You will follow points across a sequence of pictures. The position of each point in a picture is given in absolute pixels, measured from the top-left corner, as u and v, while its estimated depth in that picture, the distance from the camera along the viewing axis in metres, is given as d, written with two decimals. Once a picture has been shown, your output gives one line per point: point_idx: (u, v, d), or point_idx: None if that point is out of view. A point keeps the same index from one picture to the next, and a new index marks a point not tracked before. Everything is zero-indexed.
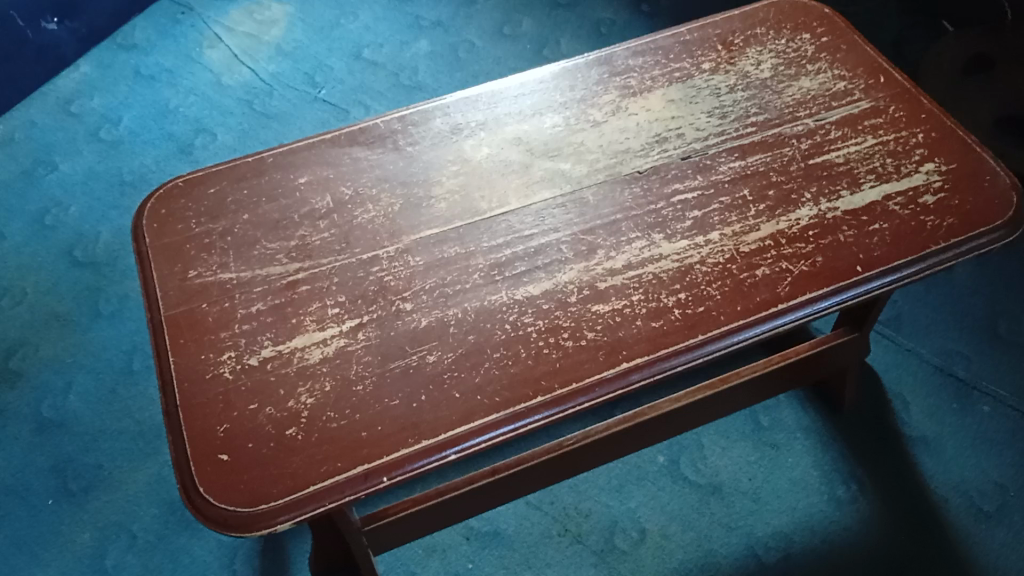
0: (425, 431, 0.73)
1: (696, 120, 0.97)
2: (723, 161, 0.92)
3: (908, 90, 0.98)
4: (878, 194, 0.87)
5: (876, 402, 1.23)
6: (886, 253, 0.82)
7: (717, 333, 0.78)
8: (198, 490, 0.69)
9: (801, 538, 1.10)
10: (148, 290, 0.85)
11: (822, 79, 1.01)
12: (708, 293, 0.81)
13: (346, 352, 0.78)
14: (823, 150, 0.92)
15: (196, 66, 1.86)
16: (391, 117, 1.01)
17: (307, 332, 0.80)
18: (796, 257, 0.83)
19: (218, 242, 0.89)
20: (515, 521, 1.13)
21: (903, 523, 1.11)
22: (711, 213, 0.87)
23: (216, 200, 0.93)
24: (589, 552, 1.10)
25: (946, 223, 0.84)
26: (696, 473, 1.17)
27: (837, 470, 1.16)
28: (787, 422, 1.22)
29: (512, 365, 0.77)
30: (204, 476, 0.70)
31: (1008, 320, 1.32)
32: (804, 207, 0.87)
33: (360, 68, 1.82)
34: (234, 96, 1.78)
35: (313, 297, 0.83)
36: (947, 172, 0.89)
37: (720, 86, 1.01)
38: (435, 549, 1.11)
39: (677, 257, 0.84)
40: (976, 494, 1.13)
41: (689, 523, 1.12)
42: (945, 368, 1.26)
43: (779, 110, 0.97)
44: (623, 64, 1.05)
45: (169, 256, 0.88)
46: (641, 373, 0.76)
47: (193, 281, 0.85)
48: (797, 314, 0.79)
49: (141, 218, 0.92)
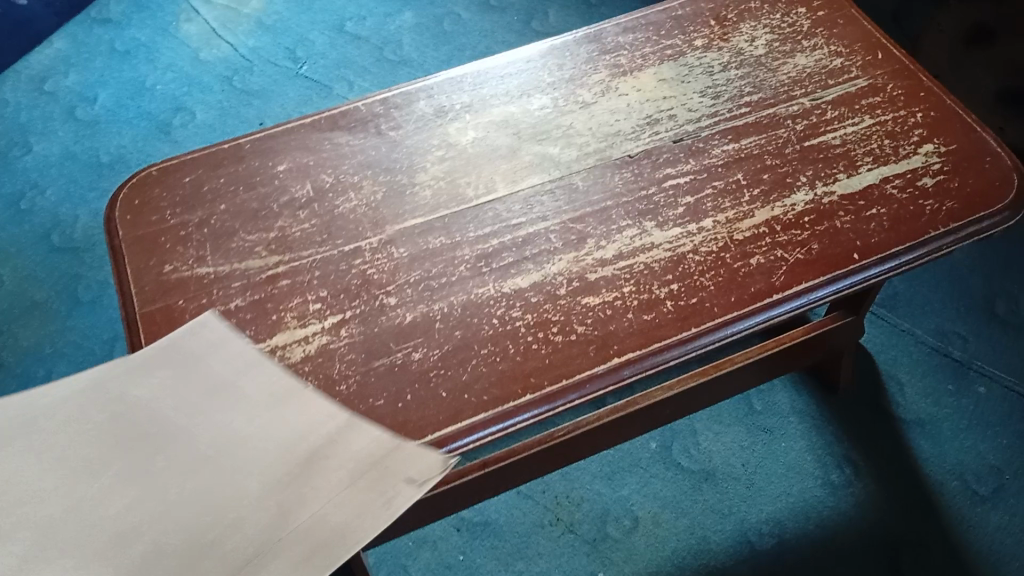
0: (411, 431, 0.70)
1: (688, 100, 0.94)
2: (717, 143, 0.89)
3: (908, 67, 0.95)
4: (876, 177, 0.85)
5: (871, 385, 1.22)
6: (884, 239, 0.80)
7: (711, 325, 0.76)
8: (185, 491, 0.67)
9: (795, 523, 1.10)
10: (123, 285, 0.82)
11: (818, 56, 0.98)
12: (701, 283, 0.78)
13: (329, 350, 0.76)
14: (819, 131, 0.89)
15: (173, 40, 1.81)
16: (373, 99, 0.97)
17: (288, 329, 0.77)
18: (792, 244, 0.80)
19: (195, 234, 0.85)
20: (506, 511, 1.12)
21: (897, 507, 1.11)
22: (704, 199, 0.85)
23: (192, 189, 0.90)
24: (582, 541, 1.09)
25: (946, 207, 0.82)
26: (689, 459, 1.16)
27: (830, 454, 1.16)
28: (780, 406, 1.21)
29: (501, 362, 0.74)
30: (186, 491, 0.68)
31: (1006, 300, 1.31)
32: (799, 191, 0.84)
33: (343, 42, 1.77)
34: (212, 72, 1.73)
35: (294, 292, 0.80)
36: (947, 153, 0.86)
37: (713, 64, 0.98)
38: (425, 541, 1.10)
39: (669, 245, 0.81)
40: (971, 477, 1.13)
41: (682, 510, 1.11)
42: (942, 348, 1.26)
43: (774, 89, 0.94)
44: (613, 42, 1.02)
45: (144, 249, 0.85)
46: (633, 368, 0.74)
47: (169, 276, 0.82)
48: (792, 304, 0.77)
49: (113, 209, 0.89)
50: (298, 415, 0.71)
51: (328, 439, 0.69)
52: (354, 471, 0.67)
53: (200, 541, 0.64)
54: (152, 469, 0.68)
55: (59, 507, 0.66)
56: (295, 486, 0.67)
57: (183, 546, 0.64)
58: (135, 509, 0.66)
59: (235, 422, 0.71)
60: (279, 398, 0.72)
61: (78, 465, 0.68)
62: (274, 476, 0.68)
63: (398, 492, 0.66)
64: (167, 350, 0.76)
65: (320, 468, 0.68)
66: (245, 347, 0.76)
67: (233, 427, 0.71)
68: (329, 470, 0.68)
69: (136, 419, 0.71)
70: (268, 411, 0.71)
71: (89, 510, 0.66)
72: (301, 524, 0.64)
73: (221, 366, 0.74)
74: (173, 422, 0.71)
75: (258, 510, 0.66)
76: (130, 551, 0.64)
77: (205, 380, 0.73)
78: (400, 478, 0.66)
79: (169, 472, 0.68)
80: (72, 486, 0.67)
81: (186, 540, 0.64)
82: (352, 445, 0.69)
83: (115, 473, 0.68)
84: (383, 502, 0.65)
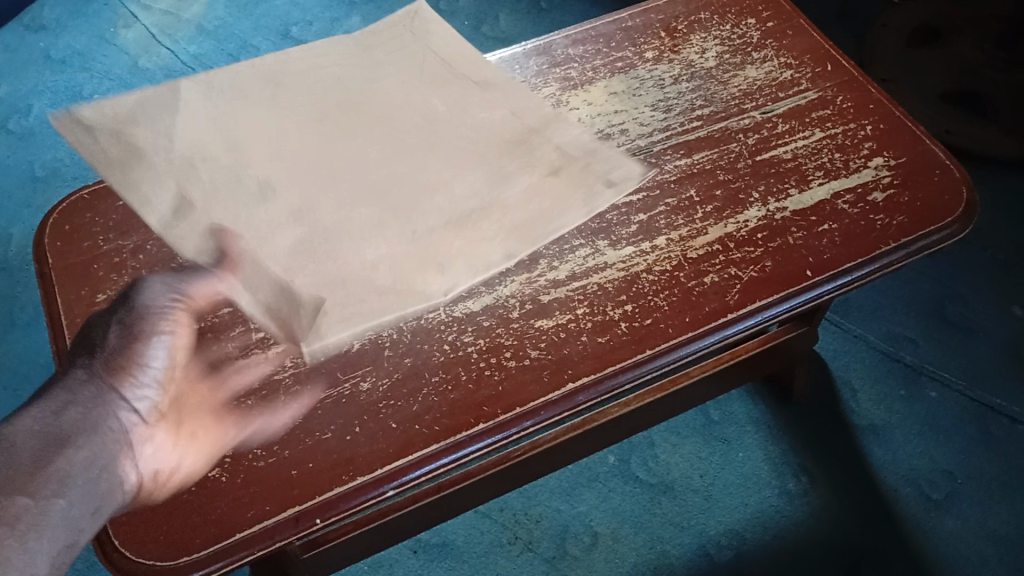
0: (361, 466, 0.68)
1: (639, 114, 0.93)
2: (669, 159, 0.88)
3: (856, 79, 0.95)
4: (826, 192, 0.84)
5: (826, 393, 1.24)
6: (836, 255, 0.80)
7: (666, 346, 0.74)
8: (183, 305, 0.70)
9: (752, 534, 1.11)
10: (53, 318, 0.77)
11: (768, 68, 0.97)
12: (656, 304, 0.77)
13: (273, 381, 0.72)
14: (770, 145, 0.89)
15: (110, 48, 1.74)
16: None
17: (230, 360, 0.73)
18: (745, 262, 0.80)
19: (130, 261, 0.81)
20: (464, 531, 1.11)
21: (855, 512, 1.13)
22: (657, 217, 0.83)
23: (126, 212, 0.85)
24: (541, 560, 1.08)
25: (896, 221, 0.82)
26: (647, 472, 1.16)
27: (787, 462, 1.17)
28: (737, 415, 1.22)
29: (452, 391, 0.72)
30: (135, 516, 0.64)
31: (955, 303, 1.34)
32: (752, 207, 0.84)
33: (288, 48, 1.72)
34: (152, 80, 1.68)
35: (237, 319, 0.75)
36: (896, 166, 0.86)
37: (663, 76, 0.97)
38: (381, 564, 1.08)
39: (622, 265, 0.80)
40: (924, 483, 1.15)
41: (641, 525, 1.11)
42: (894, 354, 1.28)
43: (724, 102, 0.94)
44: (562, 54, 1.00)
45: (76, 279, 0.80)
46: (587, 393, 0.72)
47: (102, 307, 0.78)
48: (747, 322, 0.76)
49: (42, 236, 0.84)
50: (506, 142, 0.87)
51: (544, 140, 0.88)
52: (563, 166, 0.85)
53: (432, 185, 0.83)
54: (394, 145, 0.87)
55: (326, 152, 0.85)
56: (498, 188, 0.82)
57: (395, 219, 0.80)
58: (380, 160, 0.85)
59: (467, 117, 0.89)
60: (484, 128, 0.88)
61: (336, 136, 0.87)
62: (497, 155, 0.86)
63: (600, 193, 0.84)
64: (400, 75, 0.93)
65: (517, 179, 0.84)
66: (463, 74, 0.94)
67: (444, 147, 0.86)
68: (548, 158, 0.86)
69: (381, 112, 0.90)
70: (490, 116, 0.90)
71: (327, 177, 0.83)
72: (520, 190, 0.82)
73: (451, 84, 0.93)
74: (416, 108, 0.90)
75: (481, 176, 0.84)
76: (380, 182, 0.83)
77: (425, 114, 0.90)
78: (602, 179, 0.85)
79: (389, 169, 0.84)
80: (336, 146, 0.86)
81: (398, 214, 0.80)
82: (564, 143, 0.88)
83: (367, 144, 0.87)
84: (580, 200, 0.83)
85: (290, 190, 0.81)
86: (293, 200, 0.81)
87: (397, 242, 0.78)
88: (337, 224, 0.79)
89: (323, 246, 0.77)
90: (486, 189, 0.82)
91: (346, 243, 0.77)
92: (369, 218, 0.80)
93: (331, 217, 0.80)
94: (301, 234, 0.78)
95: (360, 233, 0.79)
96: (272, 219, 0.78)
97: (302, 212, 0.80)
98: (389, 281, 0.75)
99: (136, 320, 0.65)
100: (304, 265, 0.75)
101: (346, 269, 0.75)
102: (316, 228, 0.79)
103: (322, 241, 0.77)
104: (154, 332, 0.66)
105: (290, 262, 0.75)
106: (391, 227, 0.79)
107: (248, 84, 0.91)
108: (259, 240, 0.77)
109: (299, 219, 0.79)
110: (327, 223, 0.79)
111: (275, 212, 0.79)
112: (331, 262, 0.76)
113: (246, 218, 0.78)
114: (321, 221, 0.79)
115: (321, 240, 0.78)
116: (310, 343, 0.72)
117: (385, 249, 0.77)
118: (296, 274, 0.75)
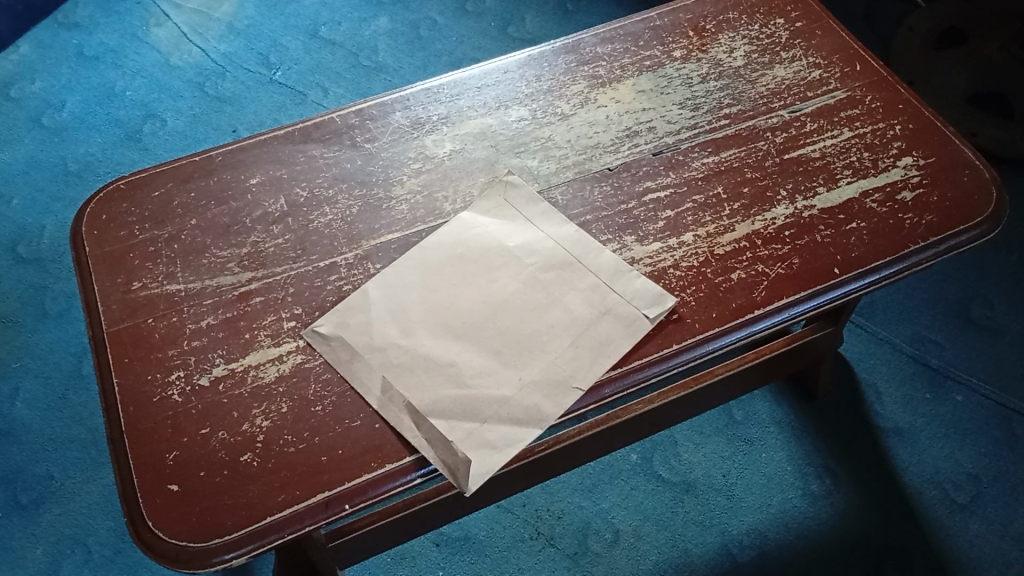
0: (389, 453, 0.69)
1: (668, 112, 0.94)
2: (696, 156, 0.89)
3: (886, 78, 0.95)
4: (855, 190, 0.84)
5: (850, 394, 1.23)
6: (864, 253, 0.80)
7: (694, 341, 0.75)
8: (159, 356, 0.75)
9: (775, 534, 1.11)
10: (89, 304, 0.79)
11: (796, 67, 0.97)
12: (683, 299, 0.77)
13: (304, 369, 0.73)
14: (798, 143, 0.89)
15: (143, 46, 1.77)
16: (347, 110, 0.95)
17: (261, 348, 0.75)
18: (772, 259, 0.80)
19: (165, 250, 0.83)
20: (486, 526, 1.11)
21: (877, 515, 1.12)
22: (684, 213, 0.84)
23: (161, 203, 0.87)
24: (562, 556, 1.09)
25: (924, 220, 0.82)
26: (669, 470, 1.16)
27: (811, 463, 1.17)
28: (760, 415, 1.22)
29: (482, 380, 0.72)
30: (171, 496, 0.66)
31: (981, 305, 1.33)
32: (779, 205, 0.84)
33: (318, 47, 1.74)
34: (183, 78, 1.70)
35: (267, 310, 0.78)
36: (925, 166, 0.86)
37: (691, 75, 0.97)
38: (403, 556, 1.09)
39: (649, 261, 0.80)
40: (950, 485, 1.15)
41: (664, 523, 1.12)
42: (919, 356, 1.27)
43: (753, 101, 0.94)
44: (590, 52, 1.00)
45: (112, 266, 0.81)
46: (614, 386, 0.73)
47: (137, 294, 0.79)
48: (774, 319, 0.76)
49: (79, 224, 0.85)
50: (609, 273, 0.79)
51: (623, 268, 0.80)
52: (622, 296, 0.77)
53: (528, 314, 0.76)
54: (497, 263, 0.80)
55: (429, 265, 0.80)
56: (587, 310, 0.77)
57: (542, 340, 0.74)
58: (482, 278, 0.79)
59: (563, 240, 0.82)
60: (592, 250, 0.81)
61: (442, 246, 0.82)
62: (590, 281, 0.79)
63: (639, 318, 0.76)
64: (501, 189, 0.87)
65: (625, 321, 0.76)
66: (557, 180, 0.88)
67: (565, 274, 0.79)
68: (626, 290, 0.78)
69: (485, 223, 0.84)
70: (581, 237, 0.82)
71: (463, 309, 0.77)
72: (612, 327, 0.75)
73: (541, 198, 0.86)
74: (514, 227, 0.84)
75: (575, 307, 0.77)
76: (482, 307, 0.77)
77: (549, 223, 0.84)
78: (637, 309, 0.76)
79: (518, 296, 0.78)
80: (441, 258, 0.81)
81: (544, 336, 0.75)
82: (632, 277, 0.79)
83: (471, 259, 0.81)
84: (619, 331, 0.75)
85: (440, 309, 0.77)
86: (394, 326, 0.76)
87: (549, 370, 0.73)
88: (487, 345, 0.74)
89: (422, 378, 0.72)
90: (604, 323, 0.76)
91: (503, 371, 0.72)
92: (517, 338, 0.75)
93: (483, 339, 0.75)
94: (401, 368, 0.73)
95: (457, 368, 0.73)
96: (426, 350, 0.74)
97: (454, 335, 0.75)
98: (550, 417, 0.70)
99: (128, 384, 0.72)
100: (464, 404, 0.70)
101: (441, 405, 0.70)
102: (472, 356, 0.74)
103: (479, 370, 0.73)
104: (138, 387, 0.72)
105: (389, 399, 0.71)
106: (541, 350, 0.74)
107: (345, 180, 0.88)
108: (417, 375, 0.72)
109: (452, 343, 0.74)
110: (480, 347, 0.74)
111: (377, 341, 0.75)
112: (487, 392, 0.71)
113: (348, 341, 0.75)
114: (475, 345, 0.74)
115: (479, 370, 0.73)
116: (469, 485, 0.66)
117: (538, 375, 0.72)
118: (395, 410, 0.71)
